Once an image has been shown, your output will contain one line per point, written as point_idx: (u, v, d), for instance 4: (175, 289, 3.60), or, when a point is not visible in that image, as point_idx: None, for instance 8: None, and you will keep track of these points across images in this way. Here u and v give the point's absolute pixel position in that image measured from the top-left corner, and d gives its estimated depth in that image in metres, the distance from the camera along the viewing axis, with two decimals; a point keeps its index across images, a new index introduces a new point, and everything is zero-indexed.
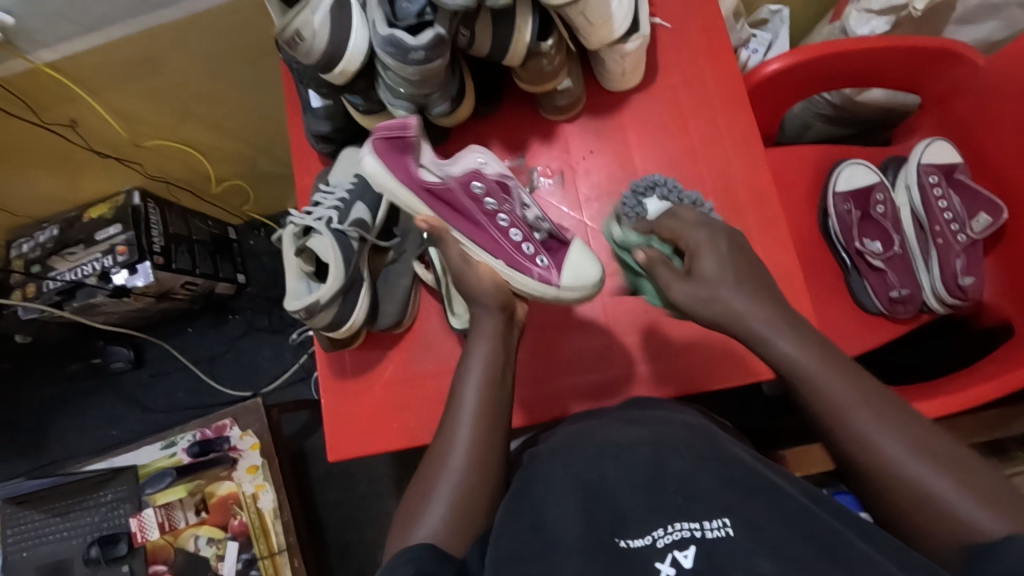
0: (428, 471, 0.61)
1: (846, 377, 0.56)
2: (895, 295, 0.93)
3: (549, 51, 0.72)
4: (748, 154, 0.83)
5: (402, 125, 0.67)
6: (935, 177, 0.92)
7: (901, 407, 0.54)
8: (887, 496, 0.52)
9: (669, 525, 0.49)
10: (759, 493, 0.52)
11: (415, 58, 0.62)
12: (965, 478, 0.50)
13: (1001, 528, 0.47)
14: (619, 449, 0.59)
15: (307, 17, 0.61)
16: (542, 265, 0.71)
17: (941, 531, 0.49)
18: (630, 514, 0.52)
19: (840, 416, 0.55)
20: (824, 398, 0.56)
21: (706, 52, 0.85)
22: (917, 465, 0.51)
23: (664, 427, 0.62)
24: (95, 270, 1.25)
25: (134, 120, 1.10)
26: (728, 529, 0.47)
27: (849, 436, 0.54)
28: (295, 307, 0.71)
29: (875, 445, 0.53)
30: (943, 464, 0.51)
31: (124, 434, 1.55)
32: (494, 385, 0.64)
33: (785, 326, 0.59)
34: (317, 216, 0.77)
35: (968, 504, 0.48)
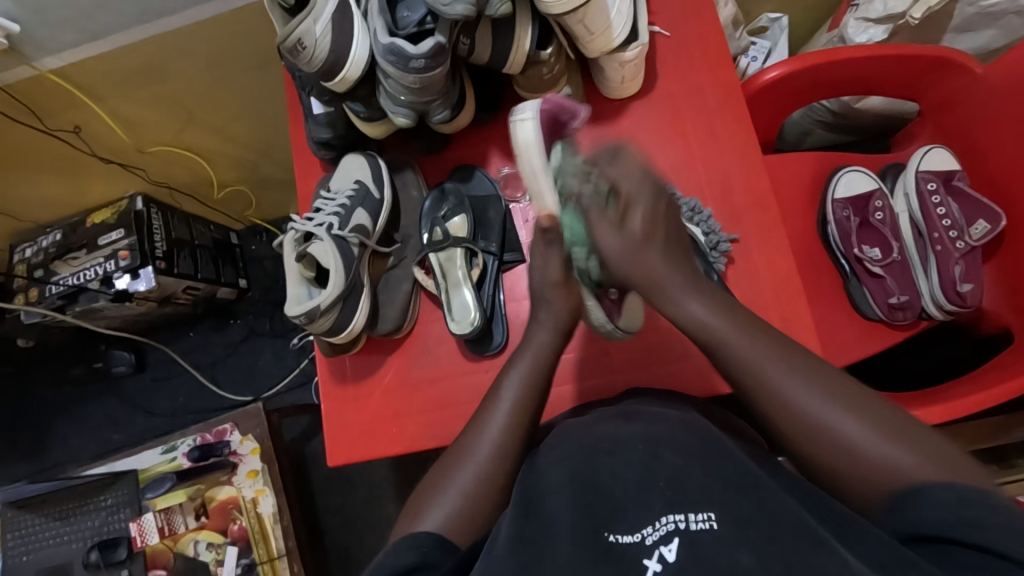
0: (440, 469, 0.63)
1: (749, 330, 0.59)
2: (894, 301, 0.92)
3: (548, 59, 0.73)
4: (747, 161, 0.83)
5: (571, 110, 0.75)
6: (932, 184, 0.92)
7: (817, 366, 0.57)
8: (813, 450, 0.54)
9: (656, 520, 0.49)
10: (747, 486, 0.51)
11: (416, 67, 0.62)
12: (874, 418, 0.52)
13: (920, 470, 0.48)
14: (614, 444, 0.59)
15: (309, 25, 0.62)
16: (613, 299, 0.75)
17: (870, 482, 0.50)
18: (619, 508, 0.52)
19: (755, 372, 0.57)
20: (742, 358, 0.58)
21: (705, 60, 0.86)
22: (827, 409, 0.53)
23: (657, 423, 0.61)
24: (97, 275, 1.25)
25: (138, 126, 1.11)
26: (712, 522, 0.48)
27: (762, 391, 0.57)
28: (296, 313, 0.71)
29: (792, 399, 0.55)
30: (855, 406, 0.53)
31: (125, 438, 1.55)
32: (525, 391, 0.66)
33: (672, 263, 0.64)
34: (318, 222, 0.77)
35: (881, 445, 0.50)
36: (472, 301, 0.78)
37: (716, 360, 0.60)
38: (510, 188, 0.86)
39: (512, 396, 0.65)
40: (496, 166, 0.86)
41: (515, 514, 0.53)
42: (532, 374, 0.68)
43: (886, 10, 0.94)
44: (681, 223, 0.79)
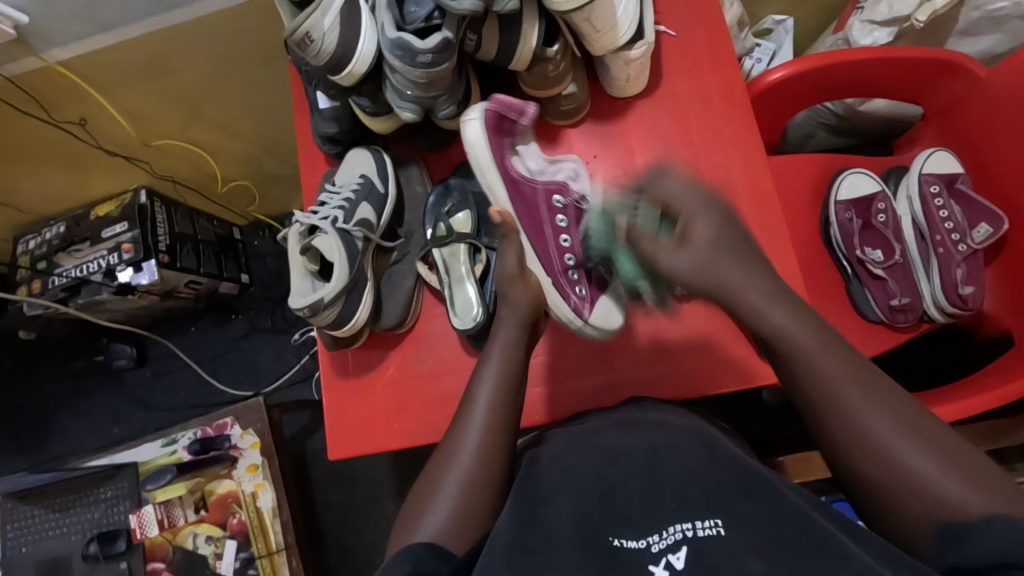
0: (434, 470, 0.63)
1: (838, 356, 0.59)
2: (895, 303, 0.93)
3: (554, 56, 0.73)
4: (751, 162, 0.83)
5: (520, 109, 0.75)
6: (935, 188, 0.92)
7: (889, 389, 0.57)
8: (871, 474, 0.55)
9: (664, 528, 0.50)
10: (754, 492, 0.52)
11: (423, 61, 0.63)
12: (950, 457, 0.53)
13: (988, 510, 0.50)
14: (616, 450, 0.59)
15: (317, 19, 0.62)
16: (579, 294, 0.75)
17: (929, 511, 0.52)
18: (626, 515, 0.53)
19: (836, 401, 0.57)
20: (810, 369, 0.59)
21: (710, 60, 0.86)
22: (901, 439, 0.54)
23: (656, 430, 0.61)
24: (100, 267, 1.26)
25: (143, 119, 1.12)
26: (720, 529, 0.48)
27: (837, 416, 0.57)
28: (299, 305, 0.71)
29: (860, 423, 0.56)
30: (934, 444, 0.54)
31: (125, 432, 1.55)
32: (501, 390, 0.66)
33: (744, 273, 0.63)
34: (323, 215, 0.77)
35: (953, 482, 0.51)
36: (474, 296, 0.78)
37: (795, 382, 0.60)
38: None
39: (508, 394, 0.66)
40: None
41: (514, 518, 0.54)
42: (516, 375, 0.68)
43: (891, 13, 0.95)
44: None
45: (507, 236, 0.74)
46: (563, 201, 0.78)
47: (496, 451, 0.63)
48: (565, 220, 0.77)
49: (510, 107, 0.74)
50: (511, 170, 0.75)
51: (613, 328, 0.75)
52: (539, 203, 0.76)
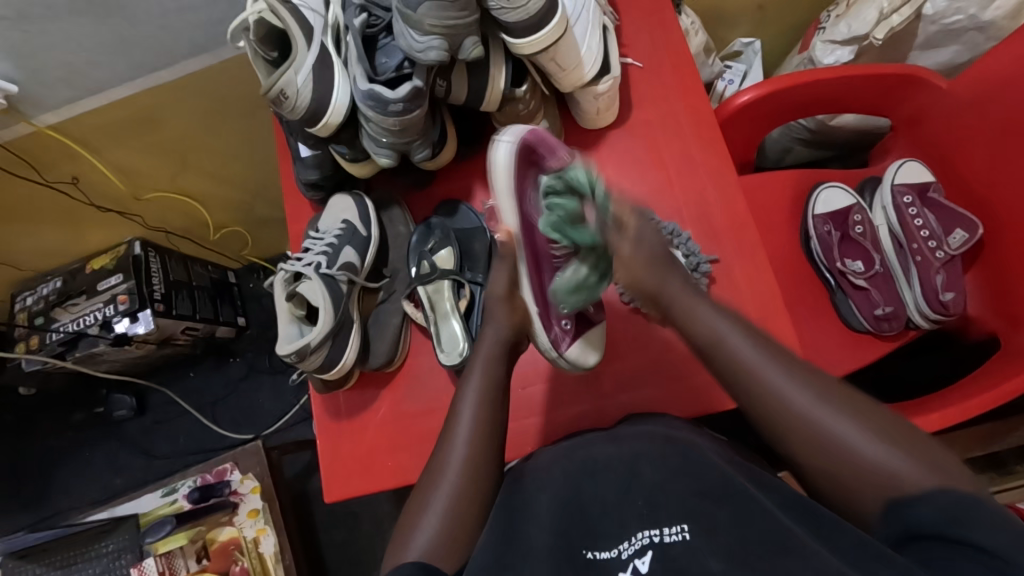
0: (420, 496, 0.63)
1: (754, 338, 0.61)
2: (879, 313, 0.93)
3: (523, 96, 0.75)
4: (724, 183, 0.84)
5: (550, 148, 0.74)
6: (909, 197, 0.94)
7: (809, 367, 0.59)
8: (805, 448, 0.56)
9: (632, 535, 0.52)
10: (722, 495, 0.53)
11: (394, 110, 0.65)
12: (881, 430, 0.54)
13: (926, 482, 0.50)
14: (597, 466, 0.61)
15: (291, 76, 0.65)
16: (563, 327, 0.75)
17: (879, 489, 0.52)
18: (600, 528, 0.54)
19: (765, 393, 0.58)
20: (722, 348, 0.62)
21: (677, 88, 0.88)
22: (830, 420, 0.55)
23: (643, 441, 0.62)
24: (97, 320, 1.28)
25: (134, 174, 1.14)
26: (686, 534, 0.50)
27: (763, 398, 0.58)
28: (286, 351, 0.71)
29: (787, 400, 0.57)
30: (875, 425, 0.54)
31: (127, 482, 1.55)
32: (485, 405, 0.67)
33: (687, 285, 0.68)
34: (307, 261, 0.79)
35: (878, 450, 0.52)
36: (460, 332, 0.79)
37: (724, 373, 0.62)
38: None
39: (484, 414, 0.66)
40: (482, 199, 0.88)
41: (496, 538, 0.54)
42: (496, 396, 0.68)
43: (850, 32, 0.98)
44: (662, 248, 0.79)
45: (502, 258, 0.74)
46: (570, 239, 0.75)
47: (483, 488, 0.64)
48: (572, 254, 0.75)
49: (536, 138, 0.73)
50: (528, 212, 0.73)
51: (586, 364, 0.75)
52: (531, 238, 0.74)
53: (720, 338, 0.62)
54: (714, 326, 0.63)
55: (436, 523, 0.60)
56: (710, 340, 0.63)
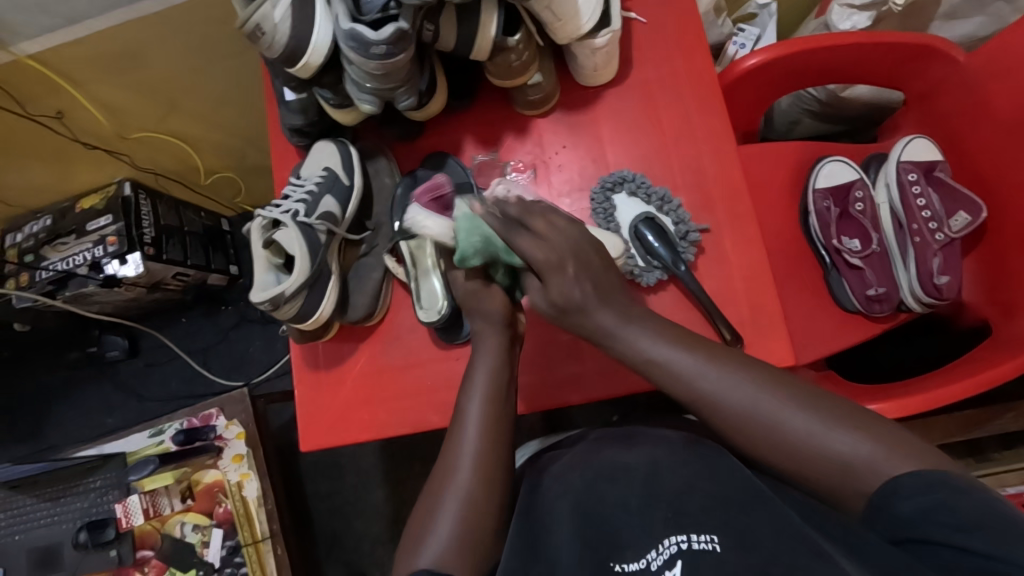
0: (433, 496, 0.63)
1: (712, 362, 0.60)
2: (872, 293, 0.91)
3: (516, 46, 0.71)
4: (720, 149, 0.81)
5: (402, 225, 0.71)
6: (913, 175, 0.90)
7: (753, 372, 0.59)
8: (780, 461, 0.55)
9: (659, 543, 0.53)
10: (749, 506, 0.54)
11: (377, 52, 0.62)
12: (840, 419, 0.53)
13: (891, 465, 0.49)
14: (617, 471, 0.62)
15: (267, 10, 0.61)
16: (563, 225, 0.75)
17: (860, 482, 0.51)
18: (624, 539, 0.55)
19: (725, 411, 0.58)
20: (665, 368, 0.61)
21: (680, 46, 0.84)
22: (787, 423, 0.55)
23: (663, 445, 0.65)
24: (86, 260, 1.28)
25: (121, 112, 1.11)
26: (715, 544, 0.51)
27: (716, 411, 0.58)
28: (260, 299, 0.69)
29: (743, 413, 0.56)
30: (830, 417, 0.54)
31: (119, 422, 1.58)
32: (497, 402, 0.67)
33: (619, 294, 0.66)
34: (285, 209, 0.75)
35: (839, 440, 0.52)
36: (440, 289, 0.78)
37: (663, 385, 0.62)
38: (483, 176, 0.86)
39: (495, 408, 0.66)
40: (471, 155, 0.86)
41: (519, 544, 0.57)
42: (500, 390, 0.68)
43: None
44: (650, 213, 0.77)
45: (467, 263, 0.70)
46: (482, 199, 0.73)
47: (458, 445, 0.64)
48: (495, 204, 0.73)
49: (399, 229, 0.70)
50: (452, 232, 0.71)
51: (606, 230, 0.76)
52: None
53: (662, 357, 0.62)
54: (641, 342, 0.63)
55: (448, 524, 0.60)
56: (650, 359, 0.62)
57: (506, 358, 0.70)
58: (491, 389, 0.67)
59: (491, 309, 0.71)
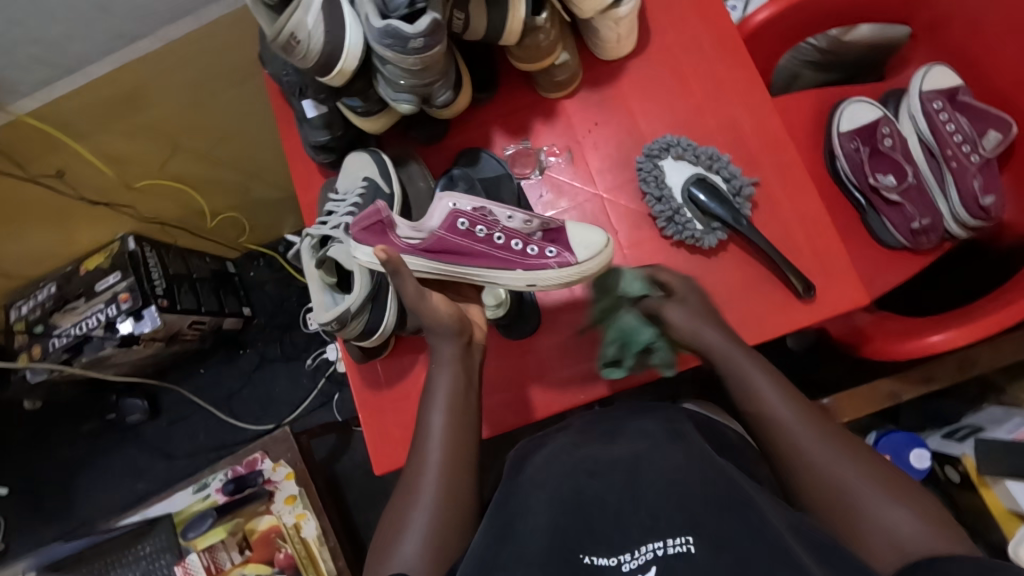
0: (399, 504, 0.61)
1: (794, 403, 0.62)
2: (917, 226, 0.91)
3: (544, 24, 0.70)
4: (753, 103, 0.80)
5: (378, 213, 0.64)
6: (939, 103, 0.91)
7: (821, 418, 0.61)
8: (811, 491, 0.57)
9: (635, 547, 0.49)
10: (729, 507, 0.51)
11: (415, 47, 0.60)
12: (889, 487, 0.55)
13: (924, 540, 0.51)
14: (598, 465, 0.59)
15: (301, 17, 0.58)
16: (553, 254, 0.71)
17: (889, 537, 0.52)
18: (600, 533, 0.52)
19: (779, 426, 0.61)
20: (738, 375, 0.65)
21: (695, 8, 0.83)
22: (835, 462, 0.57)
23: (645, 441, 0.62)
24: (99, 322, 1.23)
25: (123, 162, 1.08)
26: (690, 547, 0.48)
27: (773, 425, 0.61)
28: (326, 320, 0.67)
29: (797, 437, 0.59)
30: (876, 476, 0.56)
31: (150, 485, 1.52)
32: (457, 412, 0.64)
33: (709, 315, 0.70)
34: (334, 224, 0.71)
35: (888, 510, 0.53)
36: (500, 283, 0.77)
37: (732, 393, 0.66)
38: (518, 166, 0.84)
39: (456, 418, 0.64)
40: (501, 147, 0.84)
41: (488, 538, 0.54)
42: (462, 390, 0.66)
43: None
44: (700, 174, 0.77)
45: (399, 272, 0.62)
46: (464, 220, 0.69)
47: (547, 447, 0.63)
48: (480, 225, 0.69)
49: (373, 215, 0.64)
50: (409, 246, 0.67)
51: (601, 245, 0.71)
52: (465, 251, 0.69)
53: (728, 364, 0.66)
54: (719, 346, 0.67)
55: (420, 534, 0.58)
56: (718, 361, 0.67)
57: (463, 367, 0.67)
58: (451, 394, 0.65)
59: (437, 320, 0.65)
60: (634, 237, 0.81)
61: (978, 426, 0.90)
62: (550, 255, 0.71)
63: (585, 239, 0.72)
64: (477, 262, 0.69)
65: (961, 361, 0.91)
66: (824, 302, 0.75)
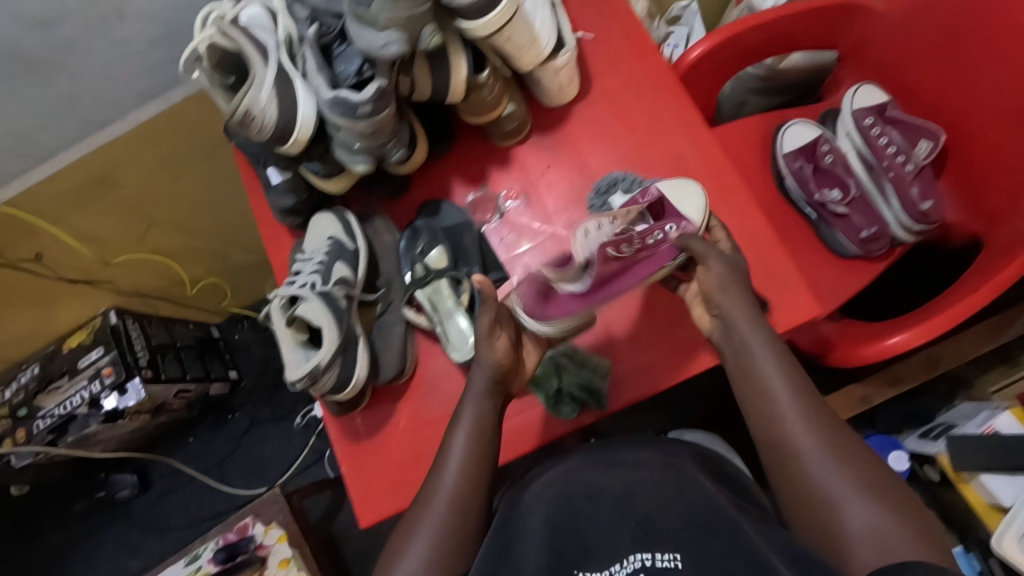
0: (410, 519, 0.64)
1: (801, 406, 0.63)
2: (865, 234, 0.95)
3: (487, 81, 0.75)
4: (694, 135, 0.85)
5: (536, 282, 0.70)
6: (870, 119, 0.97)
7: (826, 416, 0.62)
8: (802, 490, 0.60)
9: (623, 558, 0.57)
10: (715, 529, 0.57)
11: (364, 112, 0.65)
12: (879, 491, 0.57)
13: (909, 545, 0.54)
14: (594, 488, 0.64)
15: (254, 95, 0.62)
16: (672, 228, 0.73)
17: (874, 539, 0.55)
18: (592, 548, 0.58)
19: (779, 420, 0.63)
20: (747, 364, 0.66)
21: (631, 52, 0.89)
22: (825, 464, 0.59)
23: (638, 467, 0.67)
24: (84, 399, 1.24)
25: (101, 240, 1.11)
26: (678, 562, 0.55)
27: (773, 422, 0.63)
28: (297, 377, 0.68)
29: (794, 437, 0.61)
30: (866, 481, 0.58)
31: (143, 563, 1.49)
32: (481, 440, 0.66)
33: (729, 293, 0.69)
34: (301, 283, 0.74)
35: (873, 511, 0.56)
36: (468, 327, 0.78)
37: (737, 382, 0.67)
38: (479, 211, 0.88)
39: (479, 445, 0.66)
40: (462, 195, 0.88)
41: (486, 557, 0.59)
42: (487, 427, 0.67)
43: None
44: None
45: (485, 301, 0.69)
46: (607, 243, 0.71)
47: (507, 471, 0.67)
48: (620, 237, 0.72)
49: (530, 292, 0.70)
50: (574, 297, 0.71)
51: (699, 194, 0.77)
52: (621, 272, 0.71)
53: (741, 346, 0.67)
54: (732, 330, 0.68)
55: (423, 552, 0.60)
56: (731, 341, 0.68)
57: (491, 406, 0.68)
58: (475, 434, 0.66)
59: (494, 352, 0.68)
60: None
61: (950, 423, 0.92)
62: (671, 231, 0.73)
63: (686, 198, 0.77)
64: (641, 273, 0.71)
65: (927, 359, 0.93)
66: (779, 316, 0.78)
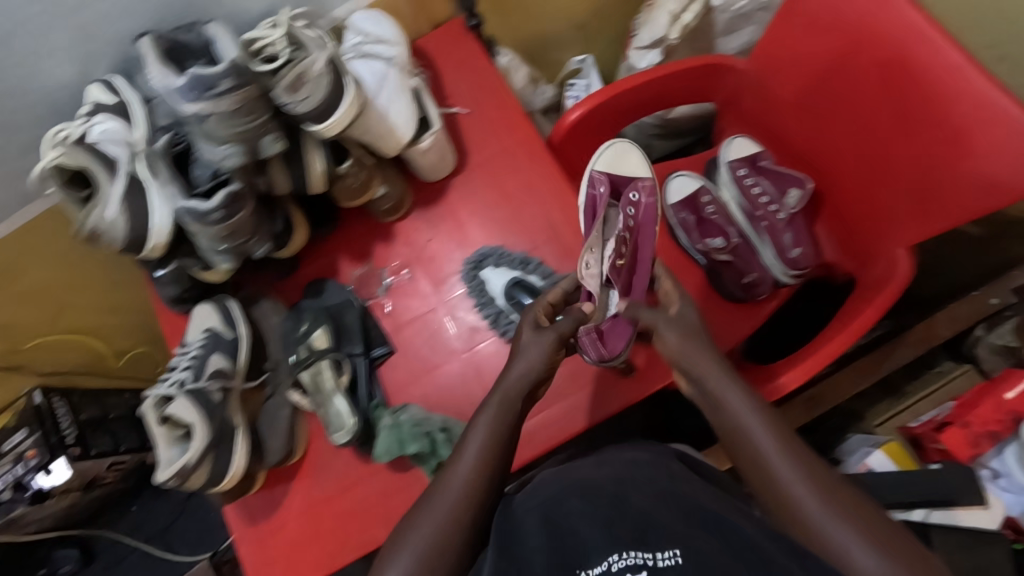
0: (399, 532, 0.59)
1: (784, 446, 0.60)
2: (746, 280, 0.99)
3: (349, 171, 0.78)
4: (565, 201, 0.89)
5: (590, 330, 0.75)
6: (743, 170, 1.02)
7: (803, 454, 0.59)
8: (797, 533, 0.55)
9: (622, 550, 0.50)
10: (708, 522, 0.52)
11: (215, 218, 0.67)
12: (872, 531, 0.53)
13: None
14: (589, 483, 0.59)
15: (99, 212, 0.66)
16: (637, 192, 0.80)
17: None
18: (586, 545, 0.51)
19: (759, 457, 0.60)
20: (724, 407, 0.64)
21: (505, 124, 0.93)
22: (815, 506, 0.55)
23: (631, 467, 0.62)
24: (7, 483, 1.21)
25: (10, 327, 1.11)
26: (679, 558, 0.48)
27: (757, 461, 0.60)
28: (166, 476, 0.69)
29: (775, 475, 0.58)
30: (857, 521, 0.54)
31: None
32: (494, 448, 0.63)
33: (686, 343, 0.69)
34: (173, 381, 0.76)
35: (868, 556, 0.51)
36: (345, 408, 0.80)
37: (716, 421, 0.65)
38: (365, 288, 0.90)
39: (489, 451, 0.63)
40: (348, 272, 0.91)
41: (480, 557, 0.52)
42: (502, 434, 0.65)
43: (651, 36, 1.05)
44: (517, 278, 0.85)
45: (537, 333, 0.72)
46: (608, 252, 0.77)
47: (498, 477, 0.63)
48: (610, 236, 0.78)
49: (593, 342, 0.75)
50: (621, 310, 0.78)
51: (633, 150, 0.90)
52: (633, 272, 0.79)
53: (712, 387, 0.65)
54: (703, 375, 0.66)
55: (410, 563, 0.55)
56: (701, 385, 0.67)
57: (498, 422, 0.65)
58: (484, 450, 0.63)
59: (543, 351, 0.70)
60: (474, 340, 0.86)
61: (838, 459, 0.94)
62: (638, 196, 0.80)
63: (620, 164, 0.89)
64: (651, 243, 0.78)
65: (808, 401, 0.97)
66: (645, 382, 0.86)
